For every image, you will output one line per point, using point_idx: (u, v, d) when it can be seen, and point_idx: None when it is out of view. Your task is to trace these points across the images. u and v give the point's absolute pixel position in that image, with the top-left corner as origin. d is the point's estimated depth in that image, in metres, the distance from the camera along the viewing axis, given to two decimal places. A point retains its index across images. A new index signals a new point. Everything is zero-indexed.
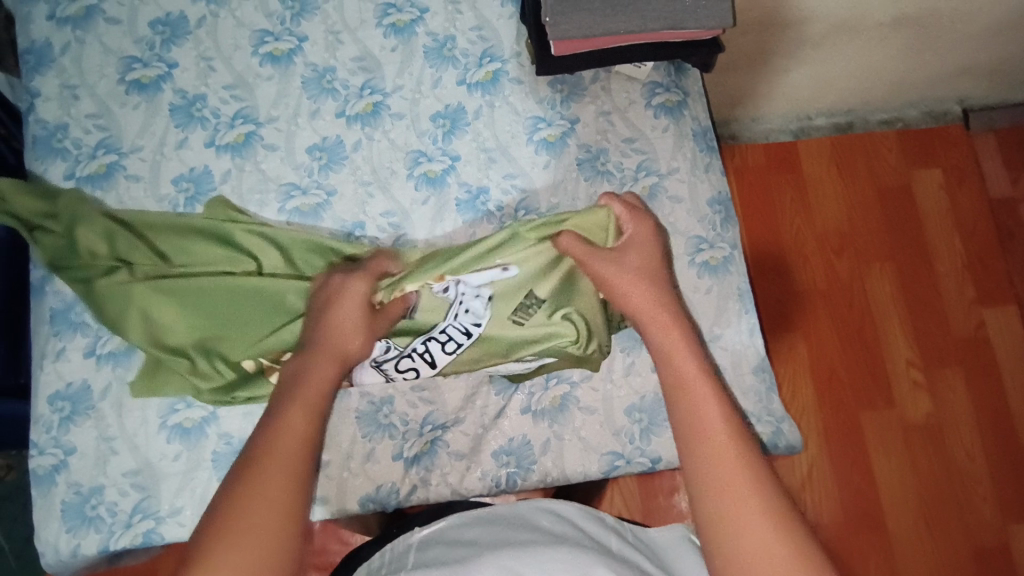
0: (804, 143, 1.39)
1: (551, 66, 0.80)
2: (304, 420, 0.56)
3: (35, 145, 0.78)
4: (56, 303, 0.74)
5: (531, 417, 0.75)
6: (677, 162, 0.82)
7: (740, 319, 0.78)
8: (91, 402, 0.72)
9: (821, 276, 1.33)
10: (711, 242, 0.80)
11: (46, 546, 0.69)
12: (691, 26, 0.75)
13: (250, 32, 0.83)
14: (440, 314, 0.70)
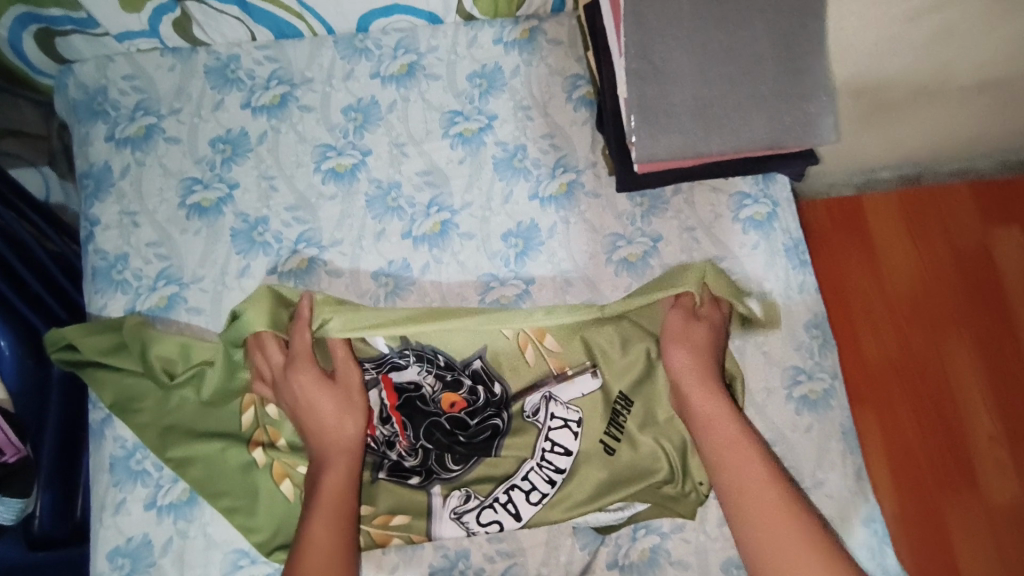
0: (871, 197, 1.25)
1: (633, 182, 0.75)
2: (326, 529, 0.60)
3: (94, 276, 0.76)
4: (116, 450, 0.71)
5: (619, 575, 0.69)
6: (769, 283, 0.76)
7: (847, 462, 0.71)
8: (150, 559, 0.68)
9: (892, 344, 1.20)
10: (810, 372, 0.73)
11: None
12: (791, 145, 0.68)
13: (312, 147, 0.80)
14: (525, 451, 0.70)
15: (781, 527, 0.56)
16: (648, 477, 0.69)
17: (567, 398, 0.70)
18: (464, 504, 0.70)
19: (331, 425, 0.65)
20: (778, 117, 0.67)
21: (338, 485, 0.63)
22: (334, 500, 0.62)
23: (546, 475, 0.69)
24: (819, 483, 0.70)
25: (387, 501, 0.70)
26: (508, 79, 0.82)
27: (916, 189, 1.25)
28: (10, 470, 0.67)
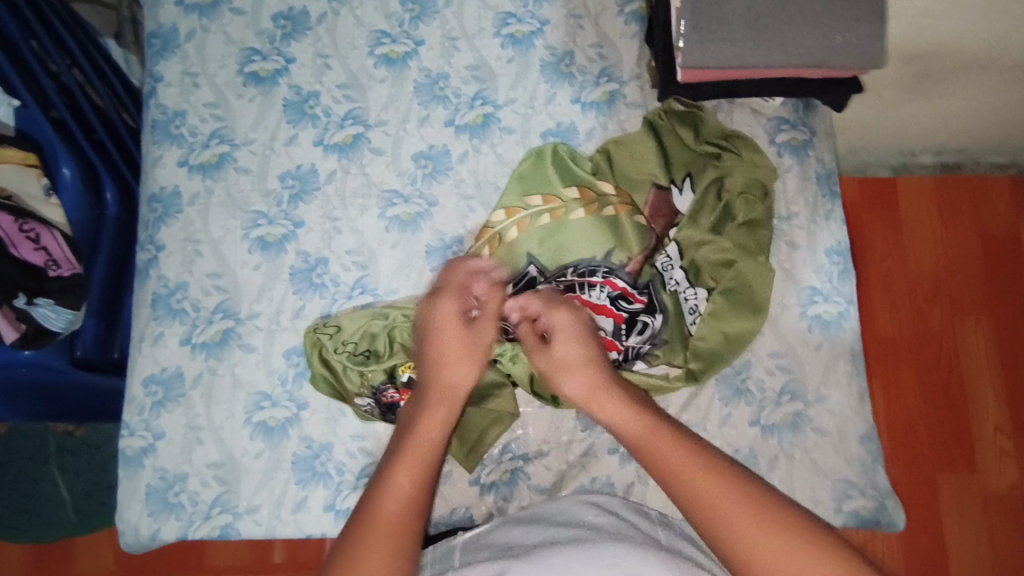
0: (905, 179, 1.23)
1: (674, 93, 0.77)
2: (409, 479, 0.59)
3: (153, 128, 0.80)
4: (159, 288, 0.76)
5: (619, 459, 0.72)
6: (795, 207, 0.78)
7: (851, 382, 0.73)
8: (181, 388, 0.74)
9: (908, 324, 1.19)
10: (826, 295, 0.75)
11: (128, 526, 0.71)
12: (837, 66, 0.69)
13: (368, 32, 0.82)
14: None
15: (742, 514, 0.53)
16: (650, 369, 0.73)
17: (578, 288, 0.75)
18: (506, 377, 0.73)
19: (456, 376, 0.66)
20: (828, 36, 0.68)
21: (427, 436, 0.62)
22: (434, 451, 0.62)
23: None
24: (820, 398, 0.73)
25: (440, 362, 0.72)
26: None
27: (952, 176, 1.22)
28: (66, 284, 0.70)
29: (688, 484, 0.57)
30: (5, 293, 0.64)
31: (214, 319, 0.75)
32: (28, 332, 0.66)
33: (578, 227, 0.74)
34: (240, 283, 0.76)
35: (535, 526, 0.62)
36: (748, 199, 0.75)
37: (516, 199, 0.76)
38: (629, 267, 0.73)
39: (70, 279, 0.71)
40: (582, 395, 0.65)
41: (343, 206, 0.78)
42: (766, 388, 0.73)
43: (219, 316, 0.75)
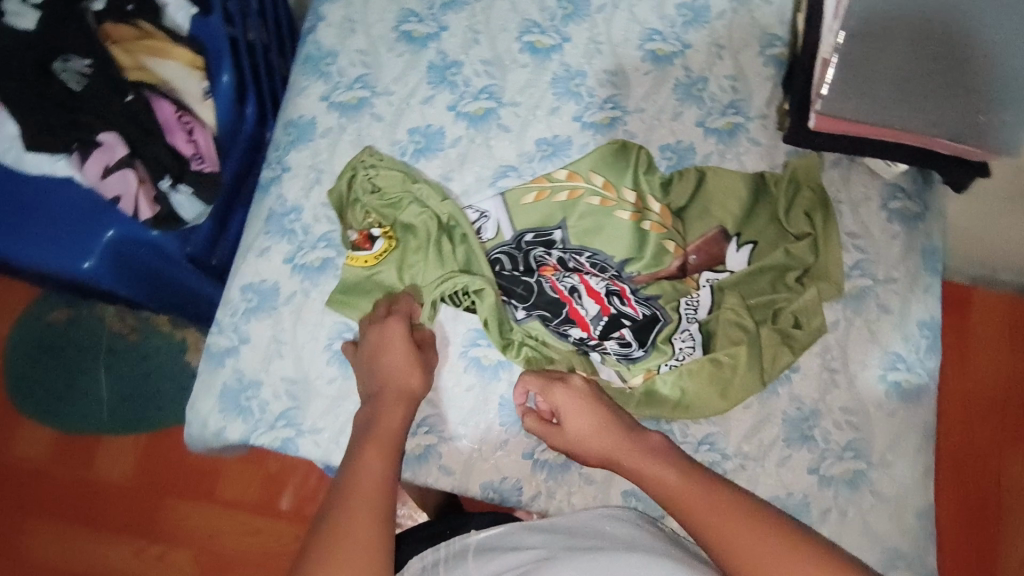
0: (985, 294, 1.17)
1: (802, 140, 0.78)
2: (379, 462, 0.61)
3: (305, 61, 0.85)
4: (276, 205, 0.80)
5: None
6: (896, 272, 0.78)
7: (917, 455, 0.73)
8: (274, 302, 0.77)
9: (955, 439, 1.12)
10: (909, 364, 0.75)
11: (196, 417, 0.75)
12: (972, 142, 0.71)
13: (520, 19, 0.87)
14: (615, 326, 0.76)
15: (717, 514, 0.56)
16: (655, 403, 0.74)
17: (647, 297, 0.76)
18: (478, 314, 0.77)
19: (388, 408, 0.66)
20: (969, 113, 0.69)
21: (389, 430, 0.65)
22: (384, 443, 0.63)
23: (612, 349, 0.76)
24: (883, 462, 0.73)
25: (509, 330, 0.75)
26: (712, 18, 0.87)
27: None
28: (203, 177, 0.76)
29: (709, 534, 0.56)
30: (155, 173, 0.73)
31: (318, 246, 0.79)
32: (162, 212, 0.73)
33: (620, 225, 0.78)
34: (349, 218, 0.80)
35: (557, 535, 0.62)
36: (779, 258, 0.77)
37: (581, 168, 0.80)
38: (638, 278, 0.78)
39: (206, 175, 0.76)
40: (601, 451, 0.65)
41: (460, 170, 0.82)
42: (831, 440, 0.73)
43: (323, 245, 0.79)
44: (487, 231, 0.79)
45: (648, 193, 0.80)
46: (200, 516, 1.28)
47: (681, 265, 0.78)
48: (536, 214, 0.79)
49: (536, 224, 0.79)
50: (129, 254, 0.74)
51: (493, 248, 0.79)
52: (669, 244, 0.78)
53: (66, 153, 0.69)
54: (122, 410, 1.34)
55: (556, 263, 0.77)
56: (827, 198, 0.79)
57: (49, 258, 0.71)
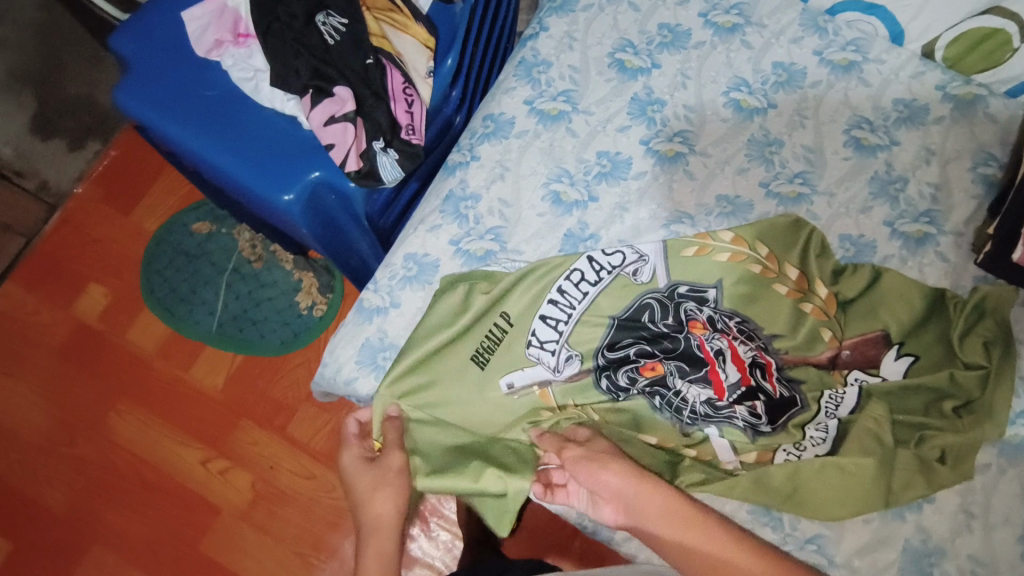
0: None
1: (999, 268, 0.75)
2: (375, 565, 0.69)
3: (518, 63, 0.89)
4: (456, 188, 0.84)
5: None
6: None
7: None
8: (430, 277, 0.81)
9: None
10: None
11: (333, 361, 0.79)
12: None
13: (732, 74, 0.87)
14: (749, 400, 0.74)
15: None
16: (768, 488, 0.71)
17: (788, 378, 0.76)
18: (613, 358, 0.77)
19: (370, 509, 0.72)
20: None
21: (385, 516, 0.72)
22: (386, 530, 0.71)
23: (741, 419, 0.75)
24: None
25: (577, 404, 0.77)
26: (929, 121, 0.84)
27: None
28: (409, 148, 0.78)
29: None
30: (370, 134, 0.76)
31: (484, 237, 0.82)
32: (365, 169, 0.76)
33: (781, 302, 0.76)
34: (520, 220, 0.82)
35: None
36: (941, 383, 0.73)
37: (747, 235, 0.78)
38: (783, 357, 0.76)
39: (412, 145, 0.78)
40: (637, 516, 0.64)
41: (637, 204, 0.83)
42: None
43: (489, 237, 0.82)
44: (643, 275, 0.78)
45: (815, 274, 0.78)
46: (267, 447, 1.34)
47: (833, 358, 0.76)
48: (698, 268, 0.78)
49: (692, 279, 0.78)
50: (320, 198, 0.80)
51: (645, 292, 0.78)
52: (826, 331, 0.76)
53: (299, 95, 0.76)
54: (232, 328, 1.41)
55: (706, 321, 0.76)
56: (1009, 338, 0.75)
57: (256, 184, 0.77)
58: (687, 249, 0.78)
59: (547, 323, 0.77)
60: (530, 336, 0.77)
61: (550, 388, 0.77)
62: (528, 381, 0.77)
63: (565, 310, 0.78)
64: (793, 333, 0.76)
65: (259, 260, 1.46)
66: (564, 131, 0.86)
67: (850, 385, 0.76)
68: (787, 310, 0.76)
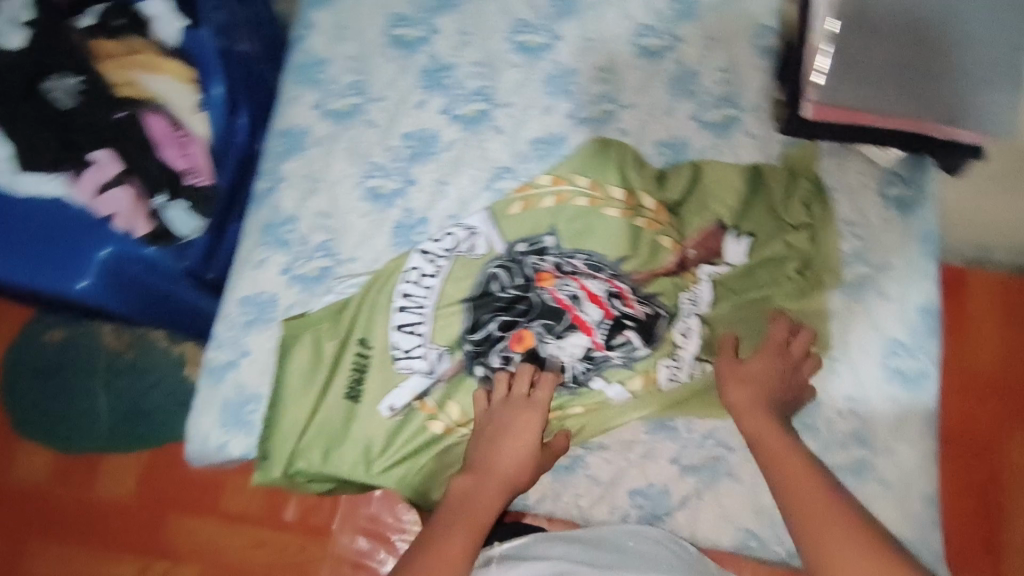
0: (978, 273, 1.10)
1: (796, 128, 0.79)
2: (462, 541, 0.62)
3: (297, 70, 0.85)
4: (271, 216, 0.80)
5: (679, 470, 0.74)
6: (895, 259, 0.78)
7: (921, 441, 0.73)
8: (272, 314, 0.77)
9: (956, 416, 1.07)
10: (910, 350, 0.75)
11: (198, 433, 0.74)
12: None
13: (510, 19, 0.86)
14: (617, 330, 0.75)
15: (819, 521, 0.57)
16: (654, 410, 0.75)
17: (644, 296, 0.76)
18: (480, 341, 0.75)
19: (484, 491, 0.67)
20: None
21: (486, 498, 0.67)
22: (496, 479, 0.68)
23: (614, 354, 0.75)
24: (886, 449, 0.73)
25: (455, 405, 0.75)
26: (702, 10, 0.86)
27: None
28: (197, 192, 0.81)
29: (814, 539, 0.57)
30: (147, 189, 0.79)
31: (315, 256, 0.78)
32: (156, 227, 0.79)
33: (613, 224, 0.77)
34: (346, 227, 0.79)
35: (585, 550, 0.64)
36: (776, 252, 0.78)
37: (565, 173, 0.80)
38: (635, 275, 0.76)
39: (199, 189, 0.82)
40: (749, 429, 0.68)
41: (456, 174, 0.81)
42: (834, 429, 0.74)
43: (320, 255, 0.78)
44: (479, 248, 0.77)
45: (639, 187, 0.79)
46: (197, 533, 1.23)
47: (681, 262, 0.77)
48: (527, 222, 0.78)
49: (526, 234, 0.78)
50: (121, 272, 0.78)
51: (487, 263, 0.77)
52: (664, 239, 0.78)
53: (54, 169, 0.75)
54: (122, 428, 1.27)
55: (552, 270, 0.76)
56: (822, 190, 0.80)
57: (51, 279, 0.76)
58: (513, 208, 0.79)
59: (405, 332, 0.75)
60: (393, 350, 0.75)
61: (427, 399, 0.75)
62: (406, 397, 0.74)
63: (417, 312, 0.76)
64: (636, 251, 0.77)
65: (131, 349, 1.32)
66: (362, 124, 0.82)
67: (701, 283, 0.77)
68: (622, 232, 0.77)
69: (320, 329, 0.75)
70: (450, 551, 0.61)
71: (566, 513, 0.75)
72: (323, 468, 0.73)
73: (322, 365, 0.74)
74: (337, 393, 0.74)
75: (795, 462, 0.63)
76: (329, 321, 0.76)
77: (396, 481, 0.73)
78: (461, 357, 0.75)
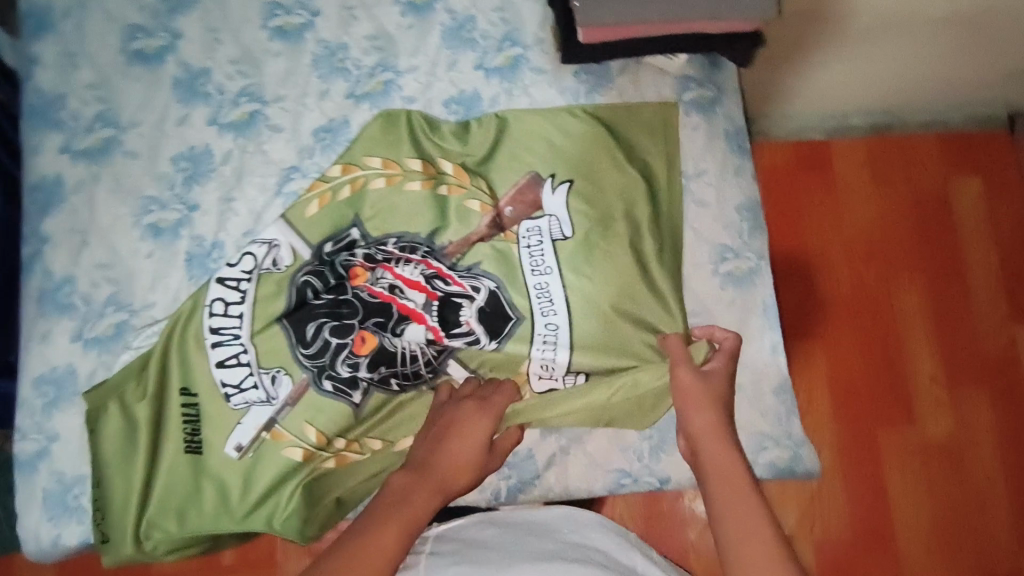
0: (839, 143, 1.15)
1: (576, 54, 0.74)
2: (390, 543, 0.53)
3: (30, 115, 0.76)
4: (45, 283, 0.72)
5: (539, 432, 0.72)
6: (706, 163, 0.76)
7: (763, 336, 0.74)
8: (74, 386, 0.70)
9: (842, 282, 1.11)
10: (737, 251, 0.75)
11: (27, 535, 0.68)
12: (733, 18, 0.68)
13: (260, 3, 0.78)
14: (456, 306, 0.71)
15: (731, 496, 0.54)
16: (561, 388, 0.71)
17: (466, 266, 0.72)
18: (314, 356, 0.70)
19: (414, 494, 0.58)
20: None
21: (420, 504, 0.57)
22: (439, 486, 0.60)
23: (462, 331, 0.71)
24: None
25: (313, 427, 0.69)
26: None
27: (925, 133, 1.14)
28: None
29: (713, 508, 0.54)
30: None
31: (106, 312, 0.71)
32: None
33: (414, 199, 0.73)
34: (134, 273, 0.72)
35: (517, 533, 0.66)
36: (642, 209, 0.73)
37: (354, 159, 0.74)
38: (448, 249, 0.72)
39: None
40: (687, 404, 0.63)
41: (240, 187, 0.74)
42: None
43: (111, 308, 0.71)
44: (284, 260, 0.72)
45: (434, 155, 0.75)
46: None
47: (496, 221, 0.73)
48: (326, 220, 0.72)
49: (331, 232, 0.72)
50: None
51: (295, 272, 0.71)
52: (472, 203, 0.73)
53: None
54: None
55: (365, 263, 0.71)
56: (670, 139, 0.76)
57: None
58: (309, 207, 0.73)
59: (229, 366, 0.70)
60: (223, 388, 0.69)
61: (277, 427, 0.69)
62: (252, 432, 0.69)
63: (235, 341, 0.70)
64: (444, 220, 0.73)
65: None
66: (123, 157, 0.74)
67: (524, 237, 0.72)
68: (428, 205, 0.73)
69: (130, 391, 0.69)
70: (371, 553, 0.52)
71: None
72: (182, 533, 0.68)
73: (145, 428, 0.69)
74: (173, 450, 0.69)
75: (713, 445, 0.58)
76: (139, 379, 0.69)
77: (266, 520, 0.68)
78: (301, 376, 0.70)
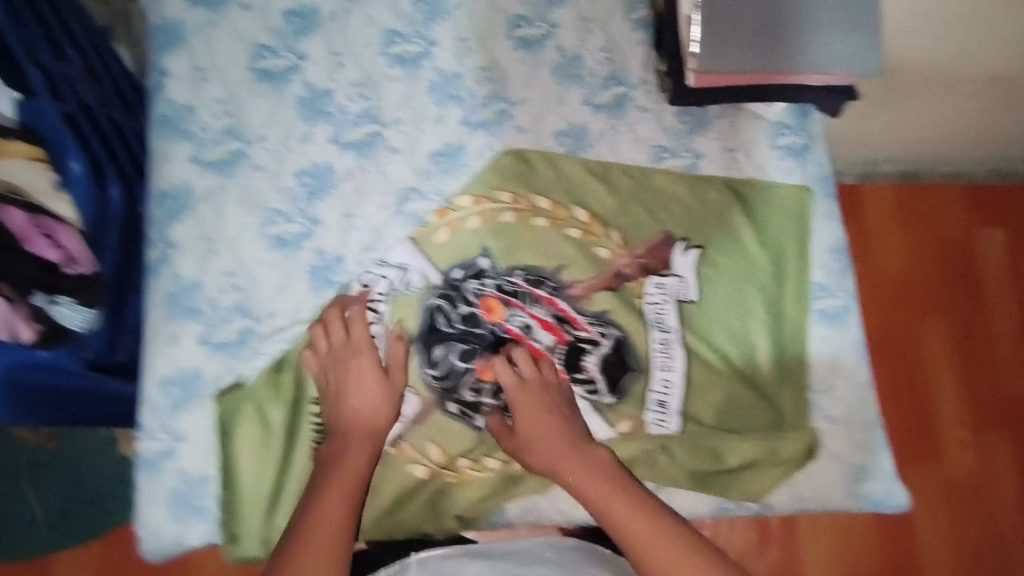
0: (873, 188, 1.13)
1: (687, 96, 0.79)
2: (342, 505, 0.64)
3: (161, 123, 0.78)
4: (172, 287, 0.74)
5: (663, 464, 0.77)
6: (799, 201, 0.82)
7: (855, 371, 0.80)
8: (200, 390, 0.73)
9: (884, 328, 1.10)
10: (831, 290, 0.81)
11: (150, 532, 0.71)
12: (840, 73, 0.74)
13: (380, 31, 0.82)
14: (582, 345, 0.77)
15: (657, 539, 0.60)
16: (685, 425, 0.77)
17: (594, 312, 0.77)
18: (447, 381, 0.75)
19: None
20: (830, 45, 0.73)
21: None
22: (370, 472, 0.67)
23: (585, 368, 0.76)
24: (826, 388, 0.79)
25: (435, 446, 0.74)
26: None
27: (954, 183, 1.13)
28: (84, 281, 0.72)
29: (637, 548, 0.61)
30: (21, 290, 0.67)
31: (231, 317, 0.75)
32: (46, 331, 0.69)
33: (545, 235, 0.78)
34: (257, 281, 0.75)
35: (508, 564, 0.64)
36: (768, 292, 0.80)
37: (482, 190, 0.79)
38: (575, 288, 0.77)
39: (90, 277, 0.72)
40: (557, 470, 0.69)
41: (360, 206, 0.78)
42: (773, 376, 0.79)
43: (238, 315, 0.75)
44: (415, 284, 0.76)
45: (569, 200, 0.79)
46: None
47: (620, 264, 0.79)
48: (452, 243, 0.77)
49: (459, 260, 0.77)
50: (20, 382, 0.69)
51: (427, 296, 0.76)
52: (602, 250, 0.79)
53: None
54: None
55: (496, 295, 0.76)
56: (805, 230, 0.82)
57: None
58: (439, 236, 0.77)
59: None
60: None
61: (405, 444, 0.74)
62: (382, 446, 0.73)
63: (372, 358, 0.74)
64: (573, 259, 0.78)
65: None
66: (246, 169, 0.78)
67: (648, 285, 0.79)
68: (563, 248, 0.78)
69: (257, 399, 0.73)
70: (316, 528, 0.61)
71: (551, 520, 0.75)
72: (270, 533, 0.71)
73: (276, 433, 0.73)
74: (305, 455, 0.73)
75: (618, 512, 0.63)
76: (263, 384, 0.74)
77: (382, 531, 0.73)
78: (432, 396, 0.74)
